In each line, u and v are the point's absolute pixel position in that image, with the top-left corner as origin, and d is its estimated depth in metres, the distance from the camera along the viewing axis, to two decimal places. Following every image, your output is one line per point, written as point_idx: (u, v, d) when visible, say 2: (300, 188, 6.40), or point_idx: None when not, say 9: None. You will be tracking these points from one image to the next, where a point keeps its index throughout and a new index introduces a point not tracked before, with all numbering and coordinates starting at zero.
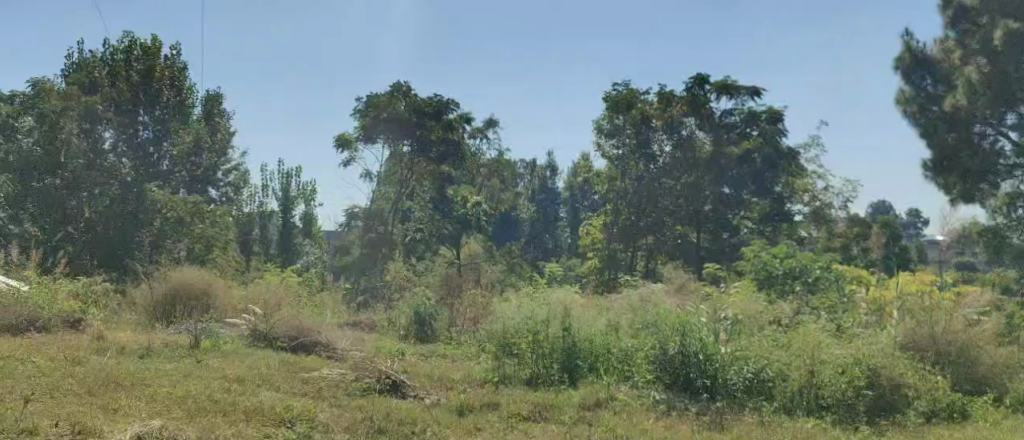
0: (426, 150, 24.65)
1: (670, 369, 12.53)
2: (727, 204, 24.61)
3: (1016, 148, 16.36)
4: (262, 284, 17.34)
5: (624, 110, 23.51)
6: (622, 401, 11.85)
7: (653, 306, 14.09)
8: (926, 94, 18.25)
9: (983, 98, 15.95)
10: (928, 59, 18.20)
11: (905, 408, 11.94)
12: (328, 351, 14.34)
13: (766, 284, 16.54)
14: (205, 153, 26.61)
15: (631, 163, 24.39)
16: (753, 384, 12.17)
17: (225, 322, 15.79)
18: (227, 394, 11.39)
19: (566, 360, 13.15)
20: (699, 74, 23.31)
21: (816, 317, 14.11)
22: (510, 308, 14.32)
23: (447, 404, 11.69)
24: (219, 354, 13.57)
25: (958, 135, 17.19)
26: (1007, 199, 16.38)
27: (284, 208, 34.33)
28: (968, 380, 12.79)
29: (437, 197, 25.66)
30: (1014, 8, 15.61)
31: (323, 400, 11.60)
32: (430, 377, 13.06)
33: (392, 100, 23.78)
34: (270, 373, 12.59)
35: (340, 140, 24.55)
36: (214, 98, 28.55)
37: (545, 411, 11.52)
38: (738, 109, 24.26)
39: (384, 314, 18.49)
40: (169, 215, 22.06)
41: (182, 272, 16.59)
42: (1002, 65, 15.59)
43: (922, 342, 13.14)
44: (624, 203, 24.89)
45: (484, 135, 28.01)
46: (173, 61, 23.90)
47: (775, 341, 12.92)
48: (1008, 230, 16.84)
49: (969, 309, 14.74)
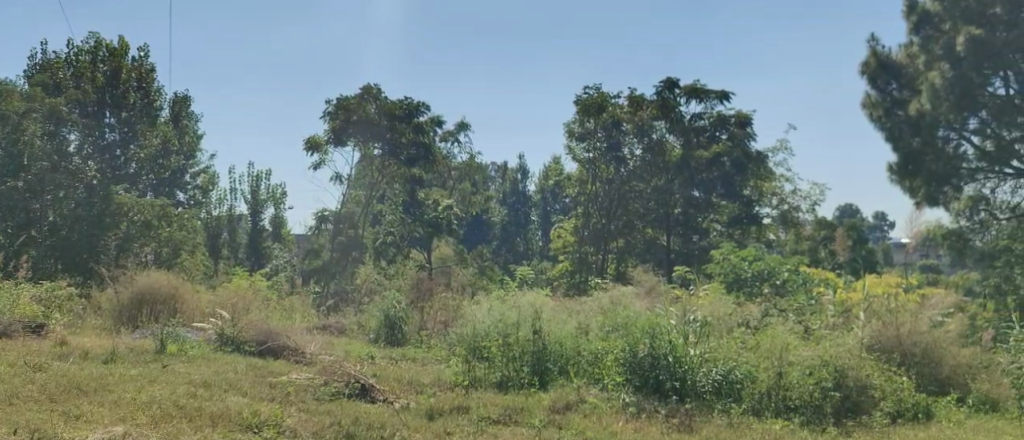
0: (397, 153, 24.62)
1: (640, 371, 12.40)
2: (698, 207, 24.64)
3: (977, 153, 16.73)
4: (230, 289, 17.07)
5: (595, 113, 23.96)
6: (592, 404, 11.81)
7: (623, 308, 14.11)
8: (891, 99, 18.41)
9: (946, 103, 16.29)
10: (892, 65, 18.47)
11: (871, 408, 11.98)
12: (296, 355, 14.09)
13: (736, 286, 16.67)
14: (170, 155, 26.19)
15: (601, 167, 24.85)
16: (723, 385, 12.09)
17: (192, 327, 15.51)
18: (192, 400, 11.16)
19: (535, 363, 13.06)
20: (668, 78, 23.75)
21: (783, 320, 14.03)
22: (481, 312, 14.24)
23: (416, 409, 11.56)
24: (185, 359, 13.30)
25: (923, 139, 17.37)
26: (969, 201, 17.19)
27: (253, 210, 33.92)
28: (932, 380, 13.00)
29: (408, 200, 25.53)
30: (974, 15, 16.04)
31: (291, 405, 11.36)
32: (400, 381, 12.91)
33: (362, 103, 23.85)
34: (238, 378, 12.34)
35: (310, 143, 24.28)
36: (182, 100, 28.18)
37: (515, 414, 11.42)
38: (707, 113, 24.50)
39: (354, 317, 18.34)
40: (136, 219, 21.86)
41: (148, 275, 16.28)
42: (963, 71, 15.95)
43: (888, 342, 13.29)
44: (594, 207, 25.45)
45: (456, 137, 27.91)
46: (141, 63, 23.64)
47: (744, 343, 12.98)
48: (971, 233, 17.36)
49: (935, 310, 15.01)
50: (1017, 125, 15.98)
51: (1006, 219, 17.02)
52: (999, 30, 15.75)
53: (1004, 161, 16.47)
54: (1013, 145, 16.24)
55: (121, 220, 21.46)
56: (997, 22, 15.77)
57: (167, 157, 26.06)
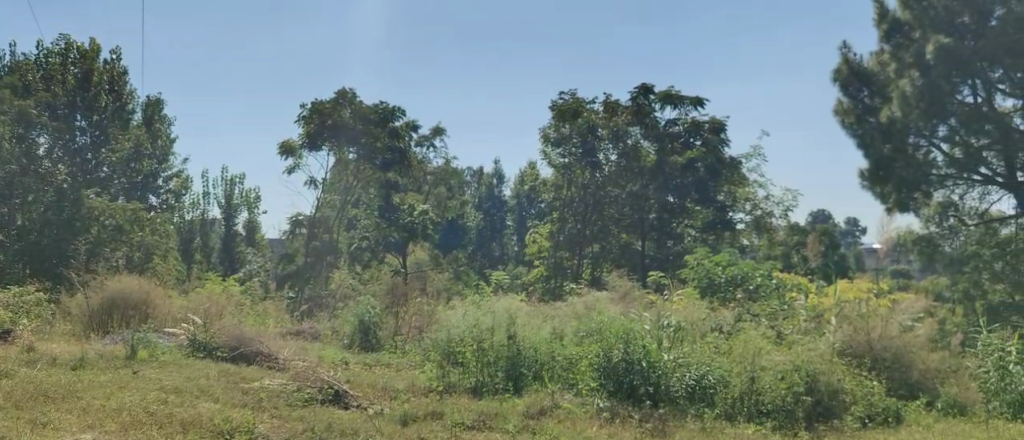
0: (373, 158, 24.60)
1: (614, 376, 12.42)
2: (672, 211, 24.65)
3: (946, 160, 16.83)
4: (203, 295, 16.96)
5: (570, 119, 24.56)
6: (567, 409, 11.82)
7: (598, 313, 14.19)
8: (863, 106, 18.63)
9: (916, 111, 16.58)
10: (864, 72, 18.71)
11: (842, 413, 12.08)
12: (268, 361, 14.00)
13: (710, 290, 16.74)
14: (143, 159, 25.95)
15: (576, 172, 25.29)
16: (696, 390, 12.14)
17: (163, 332, 15.39)
18: (163, 406, 11.08)
19: (510, 368, 13.08)
20: (642, 83, 23.91)
21: (756, 324, 14.09)
22: (455, 316, 14.18)
23: (390, 414, 11.53)
24: (156, 365, 13.19)
25: (894, 146, 17.54)
26: (939, 207, 17.42)
27: (226, 215, 33.76)
28: (902, 384, 13.10)
29: (383, 206, 25.29)
30: (943, 23, 16.28)
31: (263, 411, 11.30)
32: (374, 387, 12.87)
33: (336, 107, 23.68)
34: (209, 384, 12.25)
35: (284, 147, 24.17)
36: (154, 104, 28.27)
37: (489, 419, 11.40)
38: (682, 119, 24.65)
39: (328, 322, 18.31)
40: (107, 223, 21.64)
41: (119, 281, 16.16)
42: (933, 80, 16.25)
43: (858, 347, 13.40)
44: (570, 211, 25.73)
45: (431, 142, 27.88)
46: (112, 66, 23.71)
47: (717, 348, 13.05)
48: (941, 239, 17.50)
49: (906, 315, 15.18)
50: (985, 132, 16.09)
51: (974, 225, 17.19)
52: (967, 39, 16.09)
53: (973, 168, 16.59)
54: (981, 152, 16.40)
55: (92, 224, 21.26)
56: (965, 30, 16.11)
57: (140, 161, 25.83)
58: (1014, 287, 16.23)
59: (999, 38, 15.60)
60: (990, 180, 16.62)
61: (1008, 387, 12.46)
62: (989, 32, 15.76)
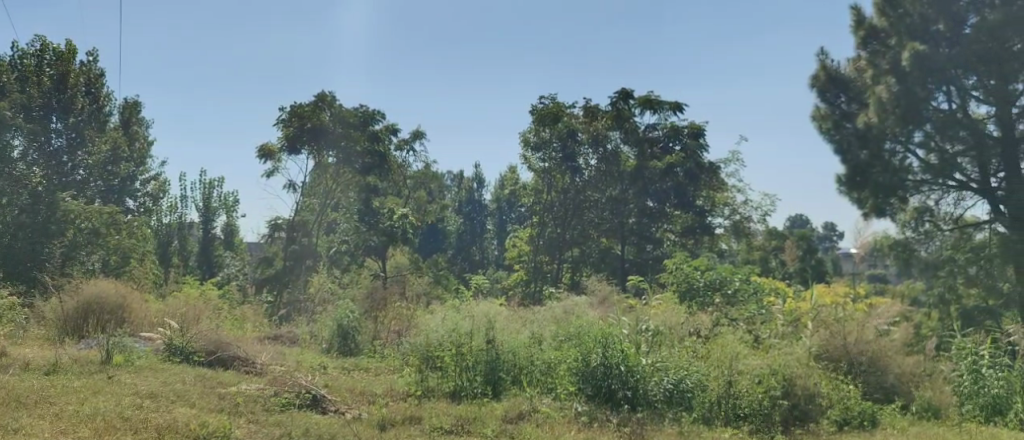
0: (352, 161, 24.70)
1: (593, 380, 12.44)
2: (652, 216, 24.81)
3: (922, 165, 17.01)
4: (180, 299, 16.85)
5: (550, 123, 24.36)
6: (545, 413, 11.83)
7: (576, 318, 14.16)
8: (840, 112, 18.77)
9: (892, 117, 16.79)
10: (841, 78, 18.84)
11: (818, 417, 12.16)
12: (246, 366, 13.94)
13: (689, 295, 16.78)
14: (121, 162, 25.75)
15: (555, 176, 25.11)
16: (674, 394, 12.18)
17: (139, 337, 15.29)
18: (138, 411, 11.00)
19: (489, 372, 13.05)
20: (622, 89, 24.04)
21: (734, 329, 14.11)
22: (433, 321, 14.14)
23: (369, 419, 11.50)
24: (131, 370, 13.09)
25: (871, 152, 17.67)
26: (915, 212, 17.43)
27: (205, 218, 33.57)
28: (878, 388, 13.22)
29: (363, 209, 25.03)
30: (918, 31, 16.56)
31: (240, 416, 11.23)
32: (352, 392, 12.82)
33: (316, 110, 23.58)
34: (185, 389, 12.16)
35: (264, 150, 24.08)
36: (131, 107, 28.46)
37: (468, 424, 11.38)
38: (661, 124, 24.75)
39: (306, 326, 18.22)
40: (83, 226, 21.43)
41: (95, 284, 16.02)
42: (909, 86, 16.51)
43: (834, 352, 13.45)
44: (550, 215, 25.69)
45: (410, 146, 27.82)
46: (89, 67, 23.83)
47: (695, 353, 13.09)
48: (917, 244, 17.57)
49: (882, 320, 15.29)
50: (960, 138, 16.35)
51: (949, 230, 17.25)
52: (942, 46, 16.31)
53: (948, 173, 16.79)
54: (955, 158, 16.60)
55: (68, 227, 21.06)
56: (940, 38, 16.33)
57: (117, 164, 25.41)
58: (987, 292, 16.46)
59: (972, 46, 15.79)
60: (964, 185, 16.82)
61: (982, 389, 12.80)
62: (963, 40, 15.98)
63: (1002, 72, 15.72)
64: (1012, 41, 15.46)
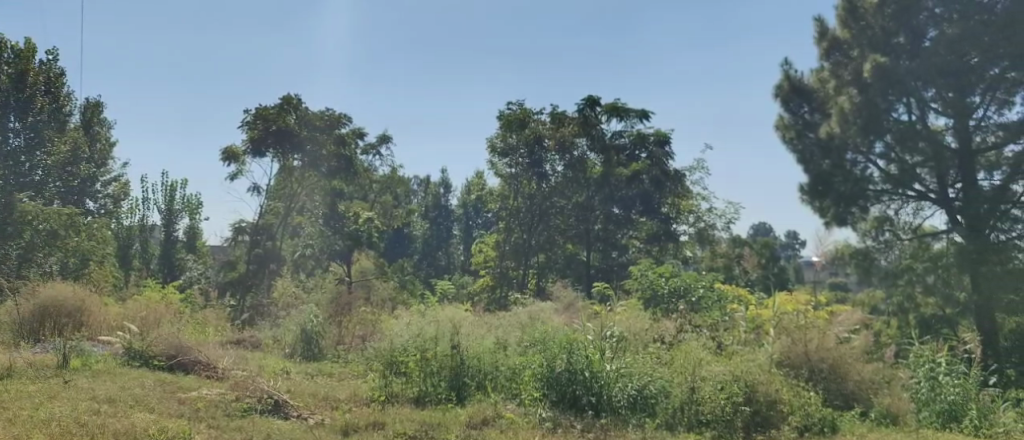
0: (318, 165, 24.26)
1: (557, 386, 12.47)
2: (617, 223, 25.05)
3: (883, 176, 17.39)
4: (140, 303, 16.66)
5: (517, 129, 24.33)
6: (509, 419, 11.81)
7: (541, 324, 14.18)
8: (803, 121, 19.19)
9: (854, 128, 17.09)
10: (804, 88, 19.28)
11: (779, 424, 12.08)
12: (208, 370, 13.73)
13: (653, 301, 16.88)
14: (81, 163, 25.40)
15: (523, 182, 25.20)
16: (638, 400, 12.28)
17: (98, 341, 15.10)
18: (95, 416, 10.85)
19: (453, 379, 13.02)
20: (589, 96, 24.15)
21: (697, 335, 14.14)
22: (398, 327, 14.02)
23: (331, 425, 11.42)
24: (89, 374, 12.91)
25: (832, 161, 18.01)
26: (876, 222, 17.78)
27: (167, 221, 33.16)
28: (838, 395, 13.32)
29: (329, 213, 25.44)
30: (880, 44, 17.00)
31: (200, 421, 11.11)
32: (315, 397, 12.75)
33: (281, 113, 23.40)
34: (144, 394, 12.02)
35: (227, 153, 23.87)
36: (94, 107, 28.15)
37: (432, 429, 11.34)
38: (627, 131, 24.88)
39: (269, 331, 18.05)
40: (41, 228, 20.84)
41: (52, 287, 15.79)
42: (871, 98, 16.81)
43: (796, 358, 13.54)
44: (516, 221, 25.63)
45: (377, 151, 27.71)
46: (48, 67, 23.55)
47: (659, 359, 13.16)
48: (877, 253, 17.76)
49: (842, 327, 15.46)
50: (919, 150, 16.61)
51: (909, 239, 17.50)
52: (902, 58, 16.67)
53: (907, 184, 17.19)
54: (915, 169, 16.95)
55: (25, 229, 20.42)
56: (900, 51, 16.71)
57: (76, 165, 25.14)
58: (944, 301, 16.38)
59: (931, 59, 16.13)
60: (923, 196, 17.21)
61: (938, 396, 13.09)
62: (923, 52, 16.37)
63: (959, 85, 16.05)
64: (970, 55, 15.89)
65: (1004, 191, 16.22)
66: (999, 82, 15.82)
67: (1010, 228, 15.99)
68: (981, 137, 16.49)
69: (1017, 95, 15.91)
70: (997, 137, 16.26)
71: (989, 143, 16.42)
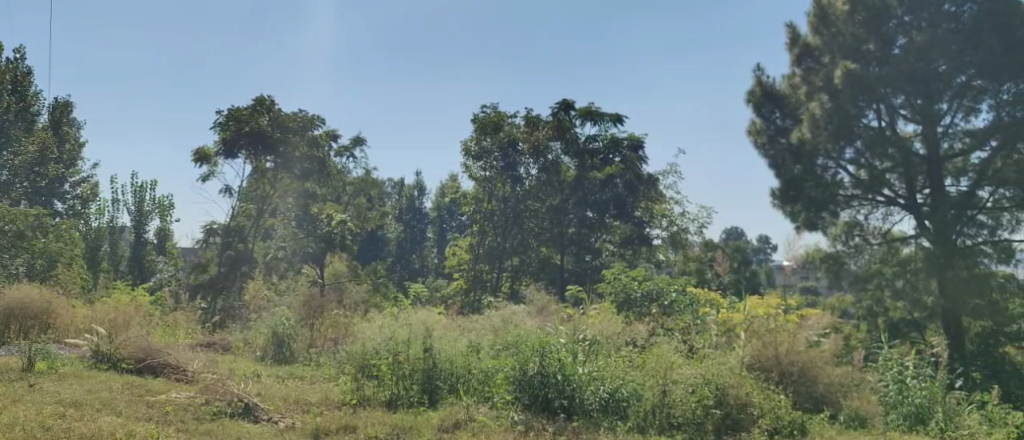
0: (291, 166, 24.12)
1: (529, 389, 12.45)
2: (591, 227, 25.10)
3: (853, 181, 17.59)
4: (109, 305, 16.46)
5: (492, 132, 24.54)
6: (481, 422, 11.79)
7: (514, 327, 14.28)
8: (775, 127, 19.38)
9: (825, 134, 17.41)
10: (776, 94, 19.57)
11: (749, 427, 12.04)
12: (177, 373, 13.62)
13: (626, 305, 16.91)
14: (49, 164, 25.09)
15: (497, 185, 25.16)
16: (609, 403, 12.30)
17: (64, 344, 14.93)
18: (61, 421, 10.71)
19: (425, 381, 12.99)
20: (563, 100, 24.18)
21: (669, 339, 14.26)
22: (370, 330, 13.91)
23: (302, 428, 11.37)
24: (54, 378, 12.75)
25: (804, 167, 18.17)
26: (845, 226, 17.99)
27: (137, 222, 32.79)
28: (808, 398, 13.40)
29: (302, 216, 25.19)
30: (851, 50, 17.18)
31: (169, 425, 11.02)
32: (286, 401, 12.66)
33: (254, 114, 23.26)
34: (112, 397, 11.90)
35: (199, 154, 23.69)
36: (62, 106, 27.76)
37: (404, 433, 11.30)
38: (602, 135, 24.92)
39: (241, 333, 17.95)
40: (7, 228, 20.55)
41: (17, 289, 15.61)
42: (841, 104, 17.04)
43: (767, 362, 13.59)
44: (490, 224, 25.61)
45: (351, 153, 27.61)
46: (15, 65, 23.29)
47: (631, 362, 13.19)
48: (847, 257, 17.93)
49: (812, 329, 15.51)
50: (888, 156, 16.84)
51: (878, 244, 17.74)
52: (872, 65, 16.86)
53: (877, 189, 17.38)
54: (885, 175, 17.14)
55: None
56: (870, 57, 16.92)
57: (45, 165, 24.84)
58: (913, 305, 16.55)
59: (900, 66, 16.32)
60: (892, 201, 17.42)
61: (904, 399, 13.26)
62: (892, 60, 16.54)
63: (928, 93, 16.29)
64: (937, 62, 16.13)
65: (970, 196, 16.46)
66: (965, 89, 16.09)
67: (976, 233, 16.32)
68: (948, 144, 16.81)
69: (983, 102, 16.12)
70: (964, 144, 16.56)
71: (955, 149, 16.73)
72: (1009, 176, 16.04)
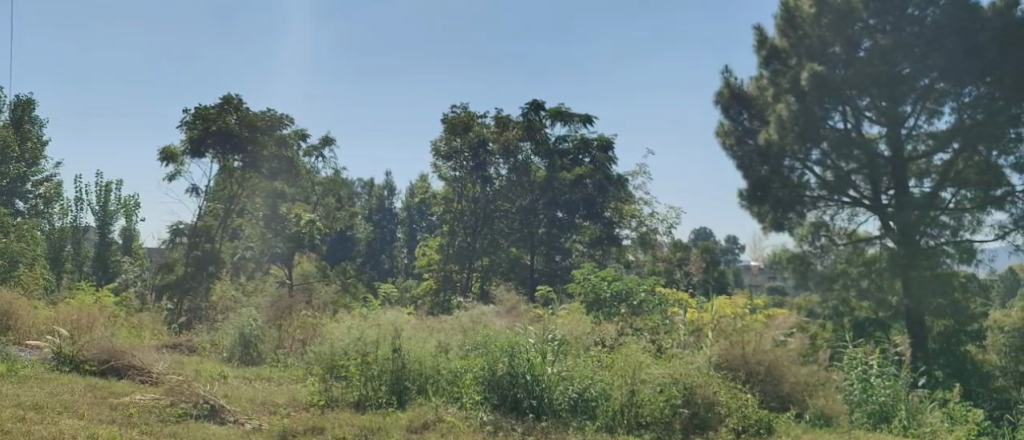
0: (258, 165, 23.94)
1: (499, 390, 12.48)
2: (561, 228, 25.22)
3: (819, 182, 17.75)
4: (71, 305, 16.24)
5: (461, 132, 24.63)
6: (450, 422, 11.76)
7: (483, 327, 14.26)
8: (743, 128, 19.61)
9: (791, 135, 17.51)
10: (744, 95, 19.80)
11: (716, 426, 12.13)
12: (142, 375, 13.48)
13: (595, 306, 16.91)
14: (11, 162, 24.70)
15: (467, 185, 25.26)
16: (578, 403, 12.36)
17: (26, 345, 14.71)
18: (20, 424, 10.57)
19: (393, 382, 12.93)
20: (533, 100, 24.08)
21: (637, 338, 14.33)
22: (338, 330, 13.85)
23: (269, 430, 11.30)
24: (14, 380, 12.55)
25: (771, 167, 18.35)
26: (812, 227, 18.17)
27: (101, 223, 32.36)
28: (775, 397, 13.38)
29: (270, 215, 24.95)
30: (817, 53, 17.47)
31: (133, 427, 10.90)
32: (253, 402, 12.56)
33: (222, 113, 23.08)
34: (74, 400, 11.75)
35: (165, 153, 23.44)
36: (24, 104, 27.25)
37: (372, 434, 11.24)
38: (571, 135, 25.04)
39: (207, 334, 17.77)
40: None
41: None
42: (808, 105, 17.21)
43: (734, 361, 13.53)
44: (460, 224, 25.63)
45: (320, 153, 27.42)
46: None
47: (599, 362, 13.23)
48: (813, 257, 18.21)
49: (780, 329, 15.58)
50: (854, 157, 17.09)
51: (843, 244, 17.96)
52: (838, 67, 17.09)
53: (843, 190, 17.57)
54: (850, 176, 17.35)
55: None
56: (836, 60, 17.16)
57: (6, 164, 24.44)
58: (877, 305, 16.90)
59: (865, 69, 16.57)
60: (857, 201, 17.61)
61: (869, 398, 13.53)
62: (857, 62, 16.75)
63: (892, 95, 16.57)
64: (901, 65, 16.35)
65: (933, 197, 16.69)
66: (929, 92, 16.31)
67: (939, 233, 16.43)
68: (913, 145, 17.02)
69: (946, 105, 16.34)
70: (927, 146, 16.81)
71: (919, 151, 16.96)
72: (970, 177, 16.23)
